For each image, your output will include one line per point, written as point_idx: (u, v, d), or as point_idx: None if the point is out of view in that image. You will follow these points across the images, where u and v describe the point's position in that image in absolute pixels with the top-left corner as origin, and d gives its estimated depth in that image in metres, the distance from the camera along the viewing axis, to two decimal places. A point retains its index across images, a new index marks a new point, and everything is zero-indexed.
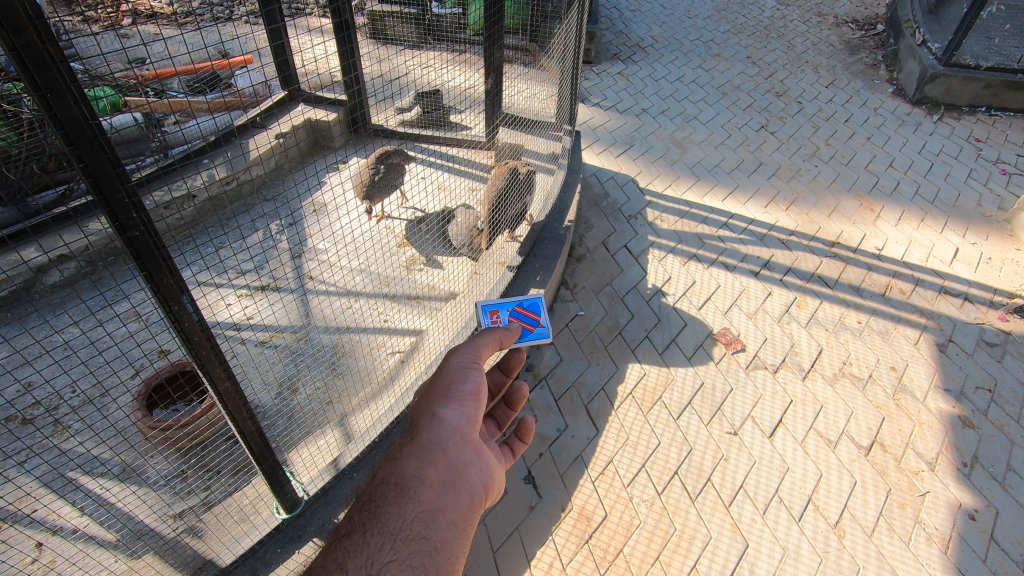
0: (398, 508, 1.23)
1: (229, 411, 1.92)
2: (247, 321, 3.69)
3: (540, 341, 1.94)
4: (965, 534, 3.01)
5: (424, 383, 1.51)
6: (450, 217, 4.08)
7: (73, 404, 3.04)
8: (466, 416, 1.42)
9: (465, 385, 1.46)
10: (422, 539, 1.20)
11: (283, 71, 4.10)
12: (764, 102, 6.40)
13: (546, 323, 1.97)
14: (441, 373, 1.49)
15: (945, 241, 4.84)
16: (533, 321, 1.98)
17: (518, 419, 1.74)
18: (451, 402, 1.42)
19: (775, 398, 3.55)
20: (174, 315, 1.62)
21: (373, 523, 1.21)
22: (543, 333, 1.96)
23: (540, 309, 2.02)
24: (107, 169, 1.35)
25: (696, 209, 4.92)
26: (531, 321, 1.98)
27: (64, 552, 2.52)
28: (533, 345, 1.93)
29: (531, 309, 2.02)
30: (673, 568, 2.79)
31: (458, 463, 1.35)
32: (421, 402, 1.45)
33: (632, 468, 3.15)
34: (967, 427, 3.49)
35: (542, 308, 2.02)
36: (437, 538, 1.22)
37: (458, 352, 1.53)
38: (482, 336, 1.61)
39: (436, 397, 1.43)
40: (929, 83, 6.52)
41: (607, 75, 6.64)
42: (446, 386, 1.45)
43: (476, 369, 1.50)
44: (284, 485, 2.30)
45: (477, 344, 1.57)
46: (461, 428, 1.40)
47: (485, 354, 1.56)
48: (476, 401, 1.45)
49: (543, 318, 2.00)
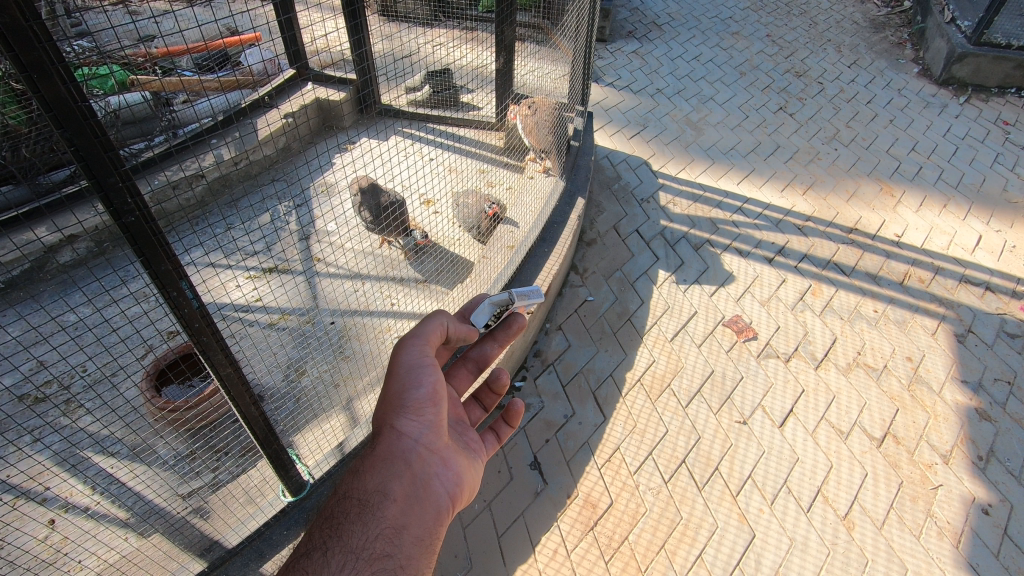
0: (361, 525, 1.24)
1: (231, 397, 1.91)
2: (255, 302, 3.70)
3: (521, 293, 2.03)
4: (978, 529, 2.96)
5: (378, 385, 1.48)
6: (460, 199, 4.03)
7: (86, 383, 3.09)
8: (426, 424, 1.43)
9: (420, 392, 1.44)
10: (387, 557, 1.21)
11: (291, 49, 4.03)
12: (783, 83, 6.22)
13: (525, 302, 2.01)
14: (392, 377, 1.46)
15: (968, 229, 4.70)
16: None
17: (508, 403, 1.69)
18: (407, 412, 1.41)
19: (786, 388, 3.49)
20: (173, 302, 1.60)
21: (334, 541, 1.20)
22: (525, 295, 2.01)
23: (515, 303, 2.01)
24: (100, 153, 1.32)
25: (710, 193, 4.81)
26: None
27: (77, 528, 2.57)
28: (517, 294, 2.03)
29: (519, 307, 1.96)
30: (678, 557, 2.77)
31: (422, 475, 1.38)
32: (377, 412, 1.44)
33: (638, 456, 3.13)
34: (984, 420, 3.41)
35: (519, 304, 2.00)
36: (402, 554, 1.24)
37: (406, 346, 1.49)
38: (429, 322, 1.57)
39: (390, 408, 1.41)
40: (956, 63, 6.28)
41: (622, 54, 6.46)
42: (400, 395, 1.42)
43: (429, 371, 1.47)
44: (289, 469, 2.30)
45: (425, 331, 1.54)
46: (426, 439, 1.42)
47: (433, 343, 1.53)
48: (433, 407, 1.45)
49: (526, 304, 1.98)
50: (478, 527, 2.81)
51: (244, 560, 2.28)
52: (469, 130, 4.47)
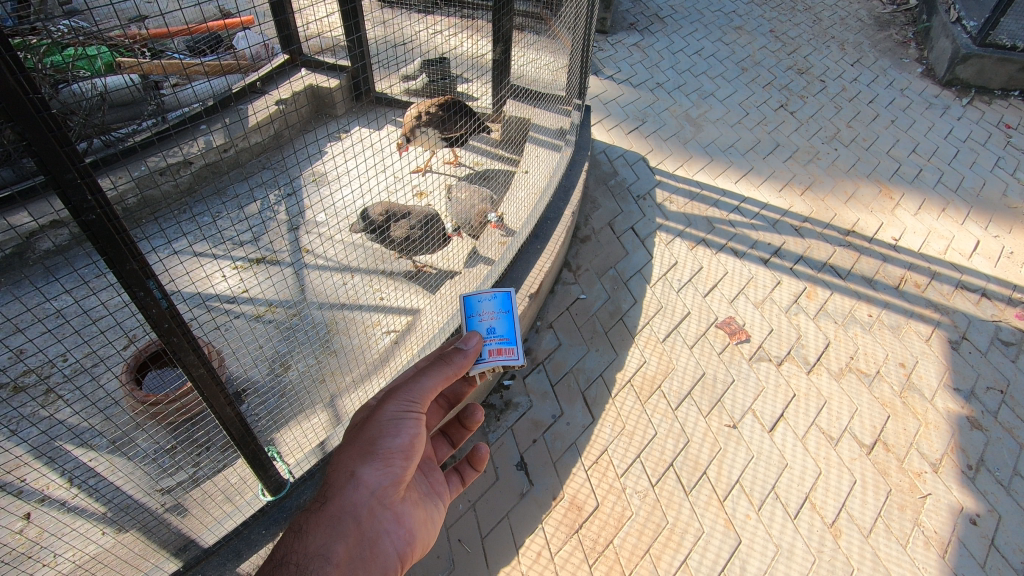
0: None
1: (205, 397, 1.86)
2: (243, 294, 3.63)
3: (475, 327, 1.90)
4: (965, 539, 2.94)
5: (353, 430, 1.49)
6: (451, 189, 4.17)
7: (65, 373, 3.04)
8: (388, 477, 1.43)
9: (394, 442, 1.45)
10: None
11: (285, 34, 3.93)
12: (785, 80, 6.13)
13: (480, 323, 1.89)
14: (371, 422, 1.47)
15: (966, 233, 4.66)
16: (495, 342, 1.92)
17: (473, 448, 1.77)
18: (374, 461, 1.42)
19: (777, 392, 3.45)
20: (141, 302, 1.54)
21: None
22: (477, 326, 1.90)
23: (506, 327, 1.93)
24: (55, 147, 1.27)
25: (707, 191, 4.75)
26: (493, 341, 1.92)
27: (51, 524, 2.52)
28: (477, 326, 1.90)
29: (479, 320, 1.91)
30: (663, 562, 2.74)
31: (370, 533, 1.38)
32: (342, 455, 1.45)
33: (626, 459, 3.09)
34: (975, 429, 3.39)
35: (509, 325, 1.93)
36: None
37: (395, 398, 1.51)
38: (428, 377, 1.58)
39: (359, 455, 1.42)
40: (960, 64, 6.21)
41: (623, 46, 6.36)
42: (373, 442, 1.43)
43: (409, 424, 1.48)
44: (268, 468, 2.25)
45: (421, 388, 1.54)
46: (380, 492, 1.41)
47: (425, 400, 1.54)
48: (403, 460, 1.45)
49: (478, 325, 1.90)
50: (461, 528, 2.77)
51: (221, 560, 2.24)
52: None
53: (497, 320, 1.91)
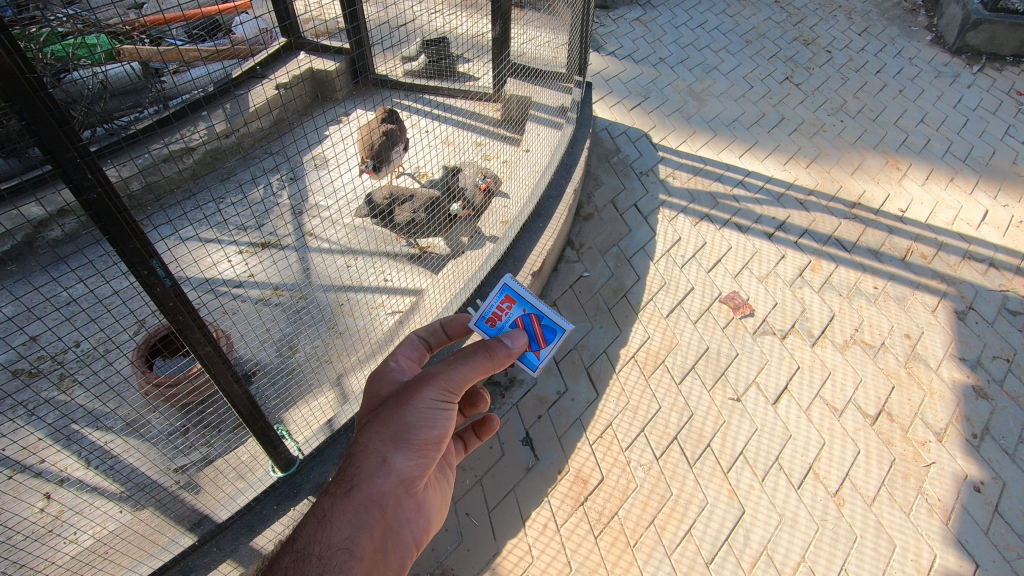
0: None
1: (213, 375, 1.90)
2: (248, 278, 3.68)
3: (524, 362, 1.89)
4: (968, 506, 2.96)
5: (386, 410, 1.48)
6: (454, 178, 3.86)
7: (79, 358, 3.11)
8: (418, 467, 1.45)
9: (428, 434, 1.46)
10: None
11: (284, 18, 3.92)
12: (791, 51, 6.03)
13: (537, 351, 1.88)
14: (407, 408, 1.46)
15: (974, 203, 4.60)
16: (533, 342, 1.90)
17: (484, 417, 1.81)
18: (406, 450, 1.43)
19: (781, 364, 3.47)
20: (145, 281, 1.57)
21: None
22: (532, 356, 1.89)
23: (552, 338, 1.88)
24: (53, 127, 1.29)
25: (711, 166, 4.72)
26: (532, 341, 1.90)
27: (69, 503, 2.60)
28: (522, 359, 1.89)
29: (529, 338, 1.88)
30: (667, 532, 2.79)
31: (394, 523, 1.41)
32: (371, 435, 1.45)
33: (630, 432, 3.12)
34: (981, 398, 3.39)
35: (555, 340, 1.87)
36: None
37: (434, 382, 1.49)
38: (466, 363, 1.56)
39: (391, 441, 1.42)
40: (971, 30, 6.07)
41: (624, 21, 6.26)
42: (408, 430, 1.44)
43: (444, 415, 1.48)
44: (277, 445, 2.30)
45: (460, 376, 1.53)
46: (409, 481, 1.43)
47: (462, 387, 1.54)
48: (434, 451, 1.48)
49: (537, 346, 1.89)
50: (469, 501, 2.83)
51: (234, 535, 2.30)
52: (464, 102, 4.23)
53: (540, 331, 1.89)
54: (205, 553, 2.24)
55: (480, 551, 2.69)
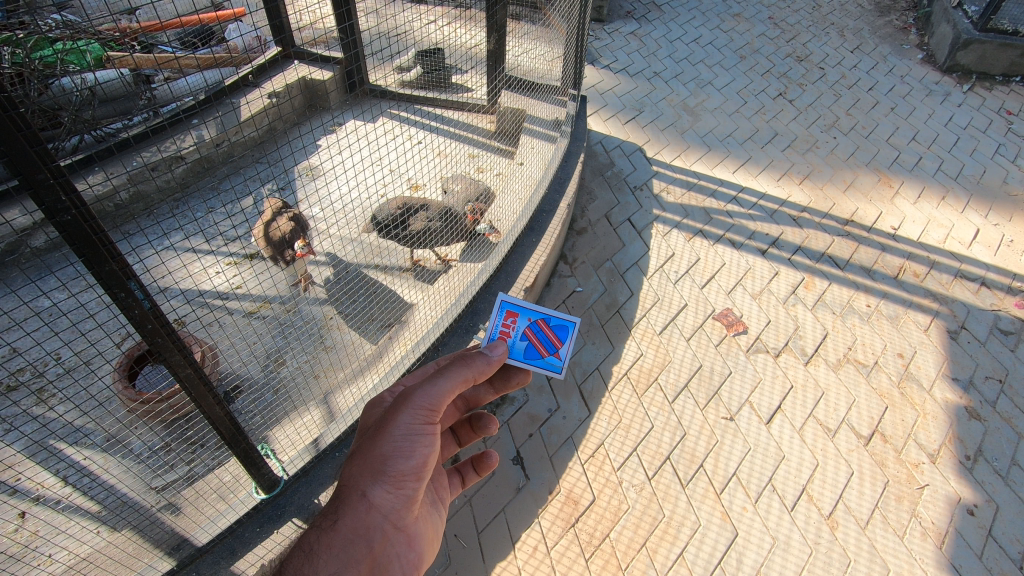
0: None
1: (193, 397, 1.84)
2: (234, 290, 3.61)
3: (547, 370, 1.87)
4: (961, 529, 2.94)
5: (365, 442, 1.44)
6: (461, 223, 3.65)
7: (59, 371, 3.04)
8: (400, 499, 1.40)
9: (407, 463, 1.41)
10: None
11: (278, 28, 3.89)
12: (784, 67, 6.06)
13: (561, 355, 1.89)
14: (384, 437, 1.40)
15: (966, 222, 4.62)
16: (550, 346, 1.90)
17: (481, 454, 1.84)
18: (386, 482, 1.38)
19: (774, 383, 3.44)
20: (122, 303, 1.53)
21: None
22: (554, 362, 1.89)
23: (565, 337, 1.91)
24: (24, 148, 1.25)
25: (705, 182, 4.71)
26: (549, 345, 1.90)
27: (46, 521, 2.53)
28: (542, 372, 1.87)
29: (542, 340, 1.89)
30: (659, 555, 2.74)
31: (381, 557, 1.37)
32: (352, 470, 1.41)
33: (622, 452, 3.08)
34: (974, 419, 3.38)
35: (569, 338, 1.91)
36: None
37: (411, 407, 1.44)
38: (443, 381, 1.49)
39: (370, 474, 1.38)
40: (961, 50, 6.13)
41: (619, 35, 6.28)
42: (387, 461, 1.39)
43: (424, 442, 1.43)
44: (260, 467, 2.23)
45: (436, 396, 1.46)
46: (393, 514, 1.39)
47: (441, 408, 1.48)
48: (415, 481, 1.42)
49: (561, 348, 1.90)
50: (457, 523, 2.76)
51: (214, 559, 2.23)
52: (459, 113, 4.22)
53: (553, 338, 1.90)
54: None
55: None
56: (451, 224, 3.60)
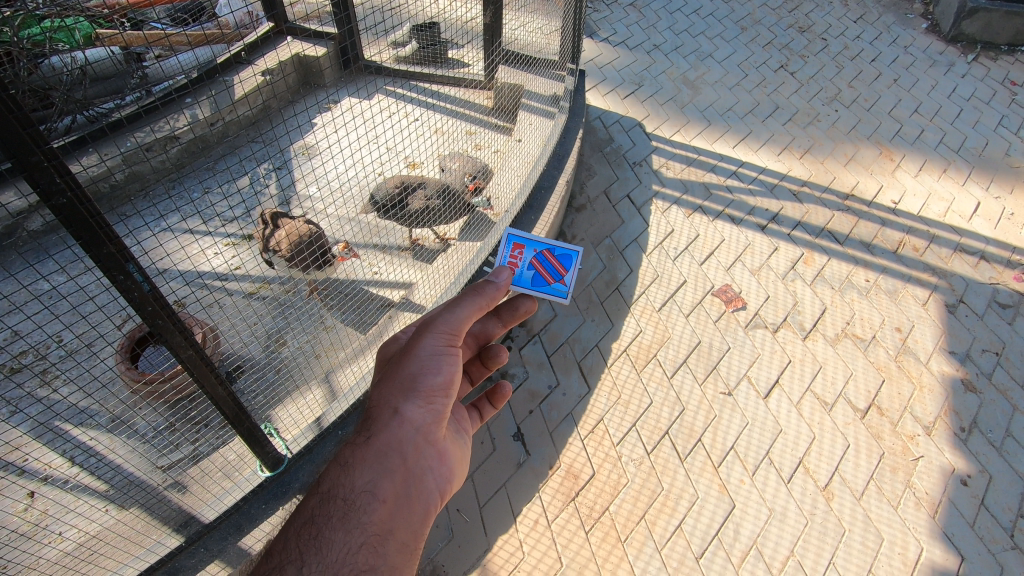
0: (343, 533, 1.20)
1: (195, 377, 1.85)
2: (233, 271, 3.60)
3: (553, 295, 1.95)
4: (955, 499, 2.99)
5: (392, 366, 1.46)
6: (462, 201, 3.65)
7: (62, 354, 3.06)
8: (431, 414, 1.41)
9: (435, 379, 1.42)
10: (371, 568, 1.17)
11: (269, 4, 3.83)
12: (786, 39, 5.96)
13: (566, 282, 1.96)
14: (410, 358, 1.43)
15: (967, 195, 4.60)
16: (555, 274, 1.97)
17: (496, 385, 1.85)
18: (416, 398, 1.40)
19: (772, 359, 3.46)
20: (121, 286, 1.53)
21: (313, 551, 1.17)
22: (560, 289, 1.96)
23: (569, 264, 1.99)
24: (16, 130, 1.24)
25: (705, 157, 4.67)
26: (554, 272, 1.97)
27: (55, 500, 2.58)
28: (550, 298, 1.95)
29: (547, 267, 1.97)
30: (658, 527, 2.80)
31: (415, 470, 1.36)
32: (382, 391, 1.42)
33: (621, 427, 3.12)
34: (970, 391, 3.41)
35: (573, 264, 1.99)
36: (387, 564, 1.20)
37: (433, 330, 1.47)
38: (460, 308, 1.53)
39: (400, 391, 1.39)
40: (966, 18, 6.02)
41: (617, 7, 6.16)
42: (415, 378, 1.40)
43: (448, 360, 1.45)
44: (264, 445, 2.26)
45: (455, 320, 1.50)
46: (425, 428, 1.39)
47: (462, 331, 1.51)
48: (444, 397, 1.43)
49: (566, 275, 1.98)
50: (459, 497, 2.81)
51: (222, 534, 2.28)
52: (456, 90, 4.24)
53: (557, 266, 1.98)
54: (192, 554, 2.22)
55: (471, 547, 2.68)
56: (451, 202, 3.60)
